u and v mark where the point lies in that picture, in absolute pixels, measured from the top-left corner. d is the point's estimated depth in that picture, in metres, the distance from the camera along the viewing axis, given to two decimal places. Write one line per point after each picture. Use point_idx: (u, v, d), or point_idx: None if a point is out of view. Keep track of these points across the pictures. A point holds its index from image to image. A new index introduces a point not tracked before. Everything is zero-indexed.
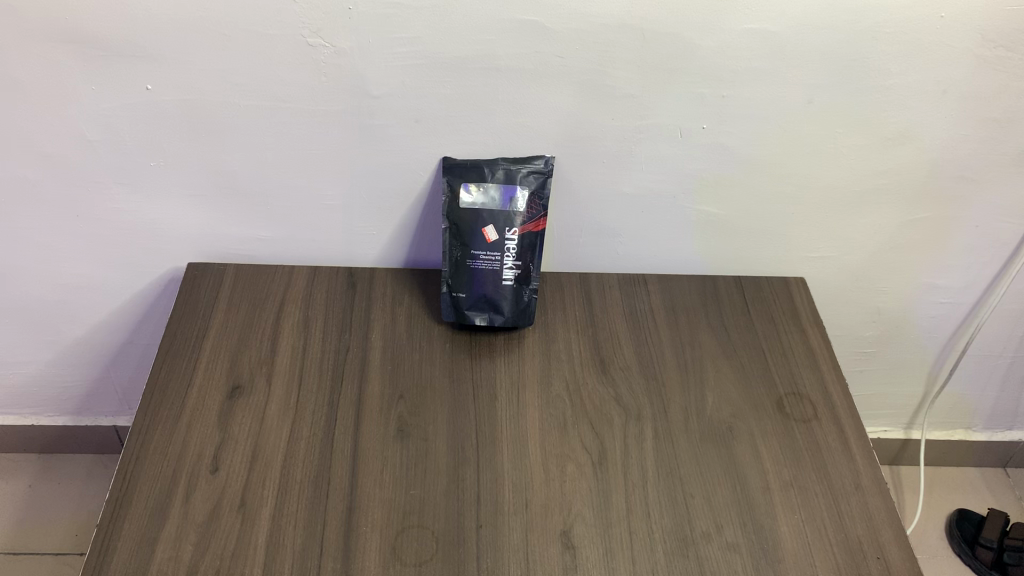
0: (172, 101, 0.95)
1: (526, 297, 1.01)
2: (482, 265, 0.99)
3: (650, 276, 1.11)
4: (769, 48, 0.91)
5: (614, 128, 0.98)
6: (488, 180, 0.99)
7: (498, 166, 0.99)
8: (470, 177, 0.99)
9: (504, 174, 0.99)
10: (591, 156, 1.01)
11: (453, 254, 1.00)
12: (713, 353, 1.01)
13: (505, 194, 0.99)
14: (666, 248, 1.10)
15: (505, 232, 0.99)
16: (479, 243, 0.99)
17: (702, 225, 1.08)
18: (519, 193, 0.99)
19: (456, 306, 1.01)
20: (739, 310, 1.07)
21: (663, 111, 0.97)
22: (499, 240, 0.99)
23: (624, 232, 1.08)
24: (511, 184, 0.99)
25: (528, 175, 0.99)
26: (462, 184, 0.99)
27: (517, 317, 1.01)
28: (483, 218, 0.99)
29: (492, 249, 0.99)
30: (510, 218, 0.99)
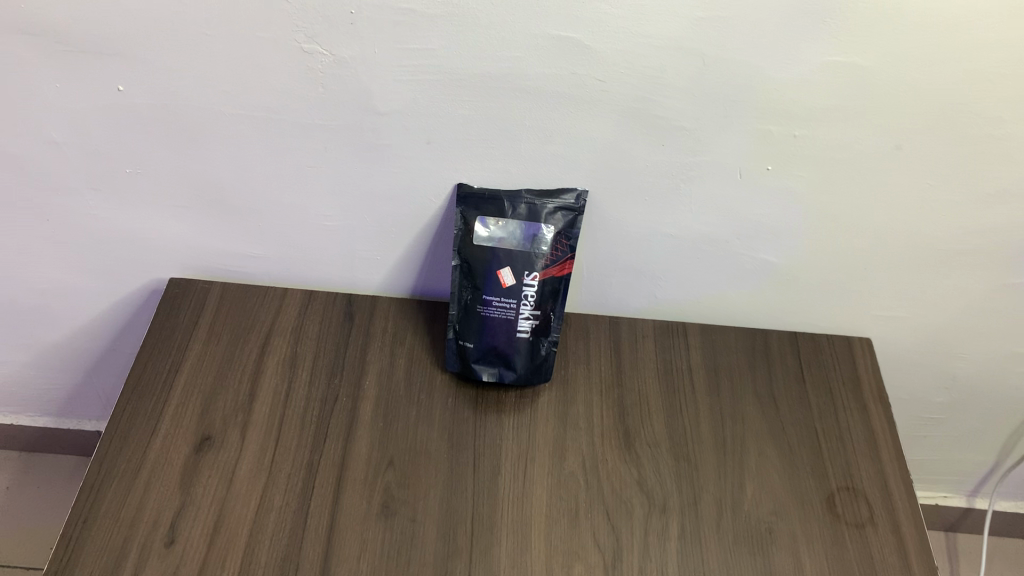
0: (146, 104, 0.81)
1: (544, 352, 0.88)
2: (494, 314, 0.85)
3: (690, 325, 0.96)
4: (857, 85, 0.75)
5: (661, 163, 0.83)
6: (507, 212, 0.85)
7: (520, 199, 0.85)
8: (488, 209, 0.85)
9: (527, 208, 0.85)
10: (632, 191, 0.86)
11: (463, 297, 0.87)
12: (758, 432, 0.87)
13: (527, 230, 0.85)
14: (712, 296, 0.95)
15: (523, 276, 0.85)
16: (493, 286, 0.85)
17: (756, 275, 0.92)
18: (543, 231, 0.85)
19: (461, 358, 0.87)
20: (792, 376, 0.92)
21: (721, 147, 0.81)
22: (516, 286, 0.85)
23: (664, 276, 0.93)
24: (534, 219, 0.85)
25: (555, 211, 0.85)
26: (478, 215, 0.86)
27: (531, 376, 0.88)
28: (499, 257, 0.85)
29: (507, 296, 0.85)
30: (530, 260, 0.85)
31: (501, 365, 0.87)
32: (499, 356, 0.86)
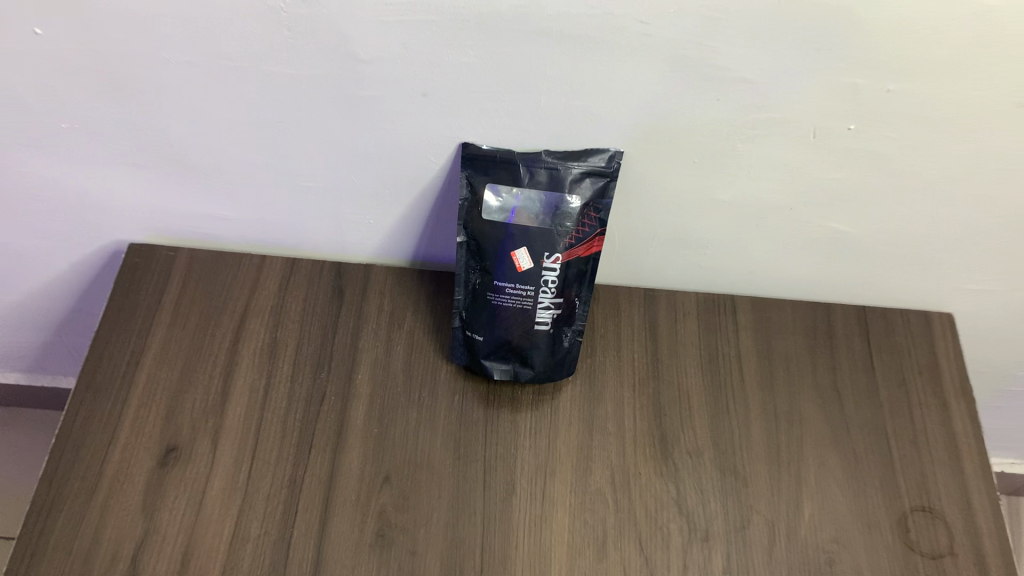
0: (69, 51, 0.65)
1: (567, 344, 0.74)
2: (508, 304, 0.71)
3: (740, 298, 0.82)
4: (978, 29, 0.57)
5: (715, 119, 0.66)
6: (524, 180, 0.69)
7: (540, 163, 0.69)
8: (499, 176, 0.70)
9: (548, 175, 0.69)
10: (676, 151, 0.70)
11: (471, 281, 0.73)
12: (818, 436, 0.74)
13: (548, 202, 0.69)
14: (768, 266, 0.80)
15: (543, 258, 0.70)
16: (506, 270, 0.70)
17: (823, 244, 0.77)
18: (568, 202, 0.69)
19: (468, 351, 0.74)
20: (860, 363, 0.78)
21: (792, 103, 0.64)
22: (534, 271, 0.70)
23: (710, 242, 0.78)
24: (556, 189, 0.69)
25: (582, 178, 0.69)
26: (487, 182, 0.70)
27: (552, 371, 0.74)
28: (513, 236, 0.70)
29: (523, 283, 0.71)
30: (551, 240, 0.70)
31: (517, 360, 0.74)
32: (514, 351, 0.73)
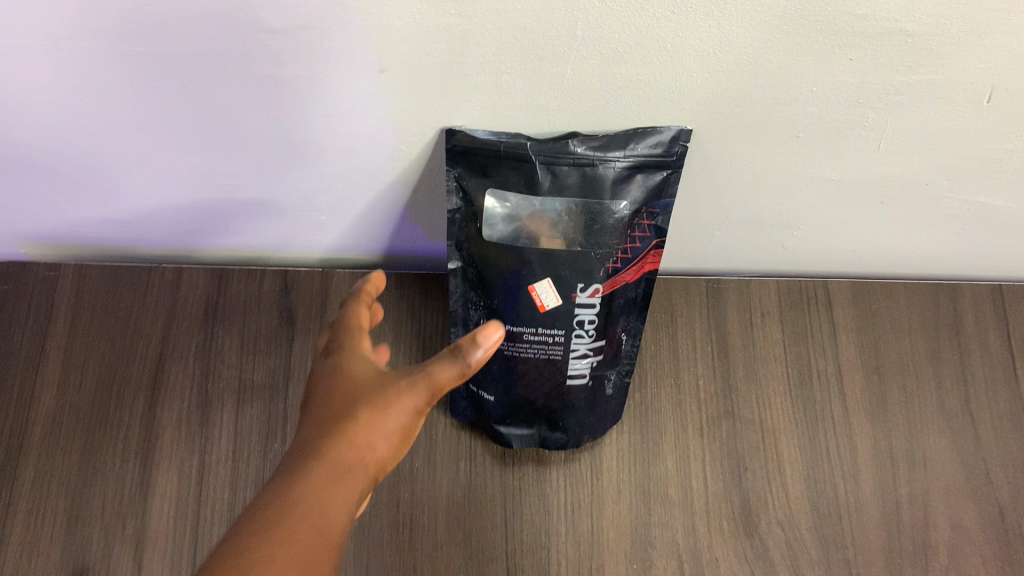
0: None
1: (610, 391, 0.55)
2: (529, 354, 0.52)
3: (837, 283, 0.59)
4: None
5: (838, 86, 0.42)
6: (543, 182, 0.47)
7: (565, 157, 0.46)
8: (507, 178, 0.47)
9: (579, 173, 0.47)
10: (775, 126, 0.45)
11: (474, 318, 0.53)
12: (949, 485, 0.56)
13: (580, 212, 0.48)
14: (879, 245, 0.57)
15: (575, 293, 0.50)
16: (524, 312, 0.51)
17: (965, 221, 0.54)
18: (608, 210, 0.48)
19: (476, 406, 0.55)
20: (1000, 371, 0.58)
21: (968, 61, 0.40)
22: (562, 311, 0.50)
23: (802, 223, 0.55)
24: (592, 193, 0.48)
25: (630, 174, 0.47)
26: (489, 188, 0.48)
27: (590, 430, 0.55)
28: (532, 264, 0.49)
29: (549, 326, 0.51)
30: (588, 268, 0.49)
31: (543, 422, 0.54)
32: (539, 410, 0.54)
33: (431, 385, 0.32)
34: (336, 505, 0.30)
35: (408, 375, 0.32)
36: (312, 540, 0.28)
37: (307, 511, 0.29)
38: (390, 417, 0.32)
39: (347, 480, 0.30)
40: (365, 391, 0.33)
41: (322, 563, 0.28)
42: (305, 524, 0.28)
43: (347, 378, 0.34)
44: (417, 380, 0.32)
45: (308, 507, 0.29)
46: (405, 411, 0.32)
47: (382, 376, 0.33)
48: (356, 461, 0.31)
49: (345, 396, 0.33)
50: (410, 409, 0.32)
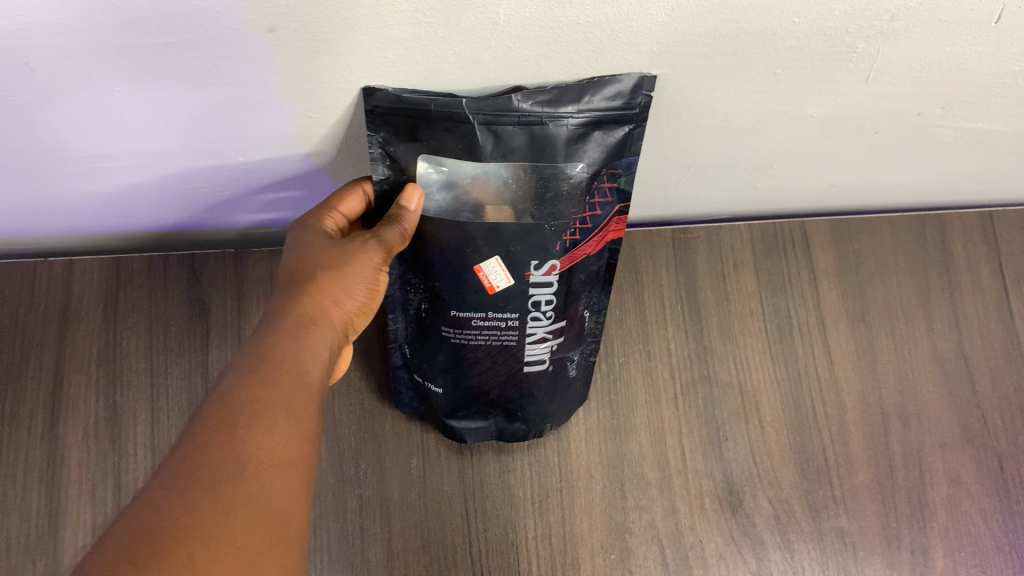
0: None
1: (575, 371, 0.48)
2: (479, 342, 0.44)
3: (814, 222, 0.54)
4: None
5: (826, 15, 0.35)
6: (484, 146, 0.37)
7: (508, 116, 0.36)
8: (442, 141, 0.38)
9: (526, 133, 0.37)
10: (749, 63, 0.38)
11: (413, 305, 0.45)
12: (945, 436, 0.51)
13: (532, 177, 0.39)
14: (862, 179, 0.51)
15: (529, 272, 0.42)
16: (469, 296, 0.43)
17: (958, 147, 0.48)
18: (563, 174, 0.39)
19: (424, 399, 0.48)
20: (993, 306, 0.53)
21: None
22: (516, 292, 0.42)
23: (778, 163, 0.48)
24: (543, 156, 0.38)
25: (587, 132, 0.38)
26: (420, 153, 0.38)
27: (554, 415, 0.49)
28: (477, 241, 0.40)
29: (501, 310, 0.43)
30: (542, 242, 0.41)
31: (501, 411, 0.48)
32: (495, 402, 0.47)
33: (384, 247, 0.38)
34: (316, 352, 0.33)
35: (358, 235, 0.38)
36: (298, 390, 0.31)
37: (288, 365, 0.31)
38: (350, 278, 0.37)
39: (327, 317, 0.36)
40: (319, 263, 0.37)
41: (311, 408, 0.31)
42: (285, 375, 0.31)
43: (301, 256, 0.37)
44: (367, 243, 0.38)
45: (286, 365, 0.31)
46: (362, 274, 0.37)
47: (329, 249, 0.37)
48: (329, 302, 0.36)
49: (300, 270, 0.37)
50: (370, 269, 0.38)
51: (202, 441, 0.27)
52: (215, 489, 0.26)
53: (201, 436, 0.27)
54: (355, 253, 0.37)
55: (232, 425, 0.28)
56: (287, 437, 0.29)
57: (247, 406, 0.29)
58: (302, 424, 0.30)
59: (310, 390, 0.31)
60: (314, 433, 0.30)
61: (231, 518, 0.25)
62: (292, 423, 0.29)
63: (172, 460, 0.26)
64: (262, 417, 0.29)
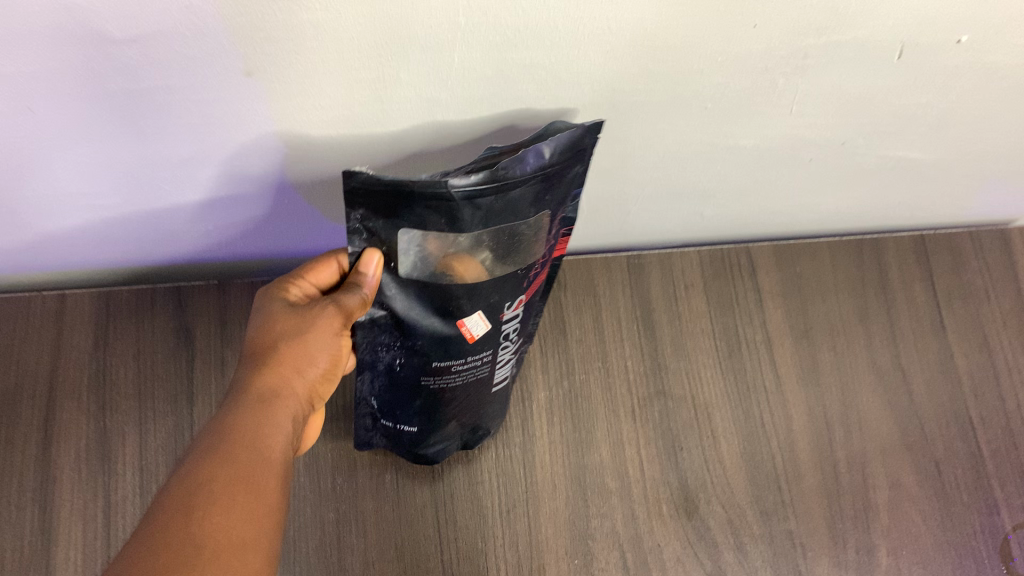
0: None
1: (516, 375, 0.51)
2: (458, 382, 0.44)
3: (759, 248, 0.58)
4: None
5: (746, 57, 0.39)
6: (462, 216, 0.34)
7: (491, 187, 0.33)
8: (424, 218, 0.34)
9: (508, 198, 0.34)
10: (684, 99, 0.42)
11: (384, 362, 0.43)
12: (886, 442, 0.55)
13: (505, 232, 0.37)
14: (799, 207, 0.56)
15: (506, 313, 0.41)
16: (450, 348, 0.41)
17: (882, 175, 0.53)
18: (541, 221, 0.37)
19: (398, 436, 0.49)
20: (926, 323, 0.58)
21: (877, 22, 0.37)
22: (491, 335, 0.42)
23: (721, 193, 0.53)
24: (516, 212, 0.35)
25: (555, 178, 0.36)
26: (400, 229, 0.35)
27: (505, 416, 0.52)
28: (459, 300, 0.38)
29: (478, 352, 0.43)
30: (514, 286, 0.39)
31: (466, 429, 0.51)
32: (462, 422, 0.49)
33: (344, 317, 0.37)
34: (274, 432, 0.34)
35: (317, 305, 0.38)
36: (254, 470, 0.32)
37: (249, 449, 0.33)
38: (313, 350, 0.38)
39: (291, 392, 0.37)
40: (281, 337, 0.37)
41: (267, 482, 0.32)
42: (242, 455, 0.32)
43: (265, 327, 0.38)
44: (327, 312, 0.37)
45: (246, 449, 0.33)
46: (323, 346, 0.38)
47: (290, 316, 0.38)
48: (292, 375, 0.37)
49: (262, 344, 0.37)
50: (332, 337, 0.38)
51: (160, 527, 0.29)
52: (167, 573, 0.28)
53: (159, 523, 0.29)
54: (315, 329, 0.37)
55: (189, 513, 0.30)
56: (243, 521, 0.30)
57: (203, 491, 0.30)
58: (259, 503, 0.31)
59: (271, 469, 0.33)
60: (271, 515, 0.32)
61: None
62: (247, 502, 0.31)
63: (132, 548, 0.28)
64: (219, 506, 0.30)
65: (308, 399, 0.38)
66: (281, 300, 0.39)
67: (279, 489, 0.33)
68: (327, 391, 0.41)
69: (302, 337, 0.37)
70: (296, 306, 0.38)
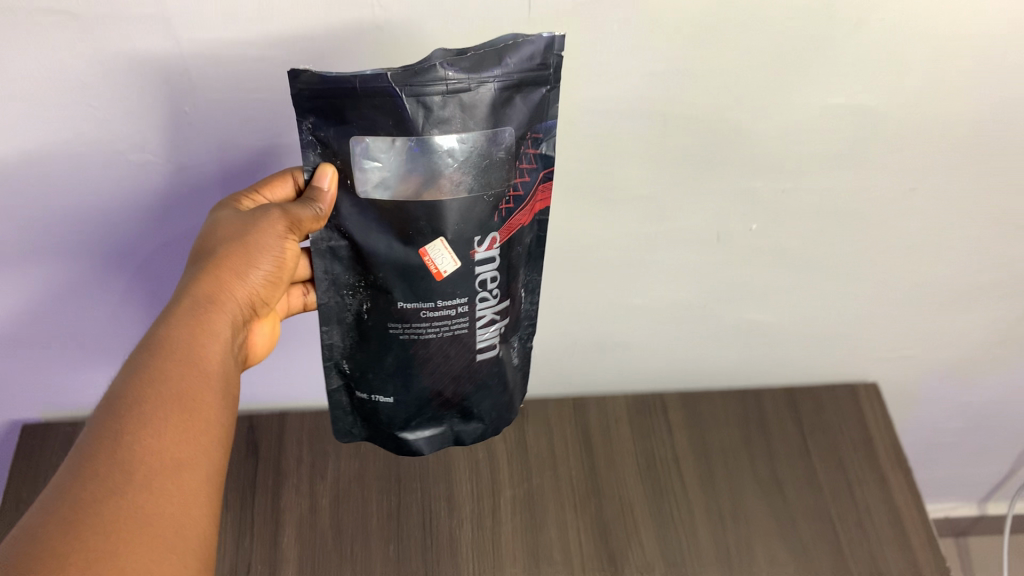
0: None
1: (517, 359, 0.55)
2: (431, 335, 0.50)
3: (670, 397, 0.81)
4: (862, 127, 0.58)
5: (620, 236, 0.65)
6: (416, 120, 0.42)
7: (434, 81, 0.42)
8: (372, 120, 0.43)
9: (454, 102, 0.42)
10: (588, 269, 0.68)
11: (352, 310, 0.50)
12: (767, 530, 0.72)
13: (468, 149, 0.43)
14: (691, 362, 0.79)
15: (476, 249, 0.47)
16: (418, 281, 0.47)
17: (742, 335, 0.77)
18: (495, 136, 0.44)
19: (379, 414, 0.54)
20: (797, 450, 0.77)
21: (691, 213, 0.64)
22: (462, 276, 0.47)
23: (632, 348, 0.77)
24: (472, 124, 0.43)
25: (510, 96, 0.43)
26: (349, 135, 0.44)
27: (504, 412, 0.56)
28: (417, 223, 0.45)
29: (450, 297, 0.48)
30: (483, 218, 0.46)
31: (455, 415, 0.55)
32: (449, 401, 0.54)
33: (289, 223, 0.47)
34: (207, 342, 0.45)
35: (267, 215, 0.49)
36: (183, 393, 0.42)
37: (189, 364, 0.44)
38: (252, 260, 0.48)
39: (223, 304, 0.47)
40: (225, 252, 0.48)
41: (191, 407, 0.42)
42: (173, 383, 0.42)
43: (217, 238, 0.49)
44: (273, 222, 0.48)
45: (182, 365, 0.43)
46: (266, 250, 0.48)
47: (240, 237, 0.48)
48: (230, 288, 0.47)
49: (212, 254, 0.48)
50: (274, 243, 0.48)
51: (99, 447, 0.39)
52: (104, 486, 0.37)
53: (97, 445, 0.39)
54: (261, 235, 0.48)
55: (122, 429, 0.39)
56: (179, 434, 0.41)
57: (135, 418, 0.40)
58: (186, 422, 0.42)
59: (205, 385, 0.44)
60: (200, 419, 0.43)
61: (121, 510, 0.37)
62: (174, 426, 0.41)
63: (77, 461, 0.38)
64: (151, 416, 0.41)
65: (245, 303, 0.49)
66: (235, 219, 0.50)
67: (212, 396, 0.44)
68: (275, 296, 0.52)
69: (250, 245, 0.48)
70: (251, 215, 0.49)
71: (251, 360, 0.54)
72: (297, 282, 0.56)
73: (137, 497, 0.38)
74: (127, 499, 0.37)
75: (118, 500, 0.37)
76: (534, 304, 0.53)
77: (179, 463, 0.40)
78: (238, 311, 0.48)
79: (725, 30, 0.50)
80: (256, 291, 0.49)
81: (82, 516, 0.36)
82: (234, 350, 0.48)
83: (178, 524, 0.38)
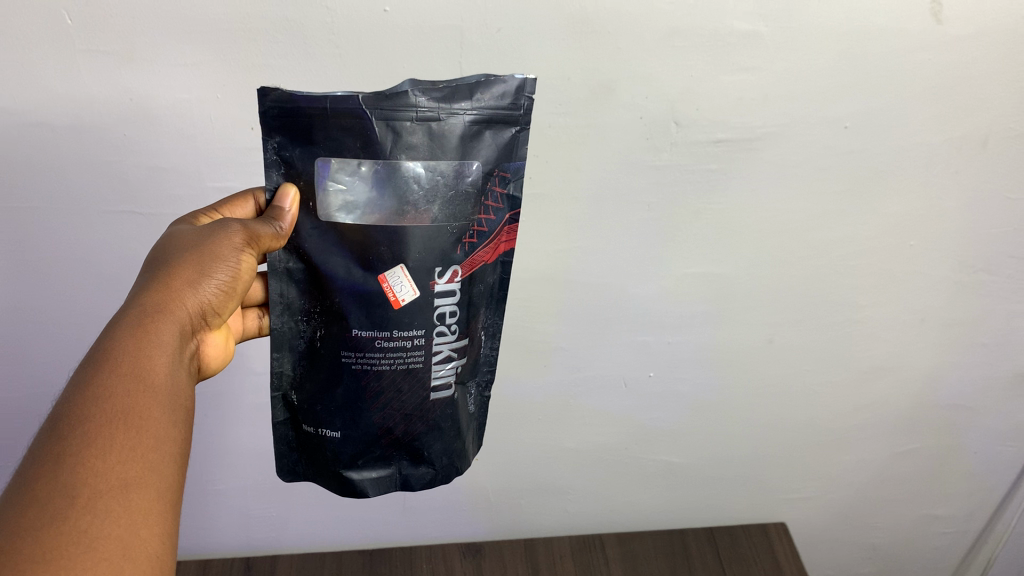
0: (36, 377, 0.78)
1: (473, 406, 0.57)
2: (384, 366, 0.51)
3: (608, 538, 0.96)
4: (720, 292, 0.79)
5: (548, 384, 0.84)
6: (385, 143, 0.46)
7: (408, 108, 0.46)
8: (339, 142, 0.47)
9: (424, 130, 0.47)
10: (527, 415, 0.86)
11: (306, 337, 0.52)
12: None
13: (434, 176, 0.47)
14: (622, 502, 0.96)
15: (434, 279, 0.50)
16: (373, 307, 0.50)
17: (661, 476, 0.94)
18: (461, 168, 0.48)
19: (324, 449, 0.54)
20: None
21: (602, 363, 0.83)
22: (421, 306, 0.50)
23: (573, 489, 0.94)
24: (440, 153, 0.47)
25: (479, 130, 0.48)
26: (315, 157, 0.47)
27: (453, 459, 0.57)
28: (378, 249, 0.48)
29: (408, 328, 0.51)
30: (444, 249, 0.49)
31: (404, 456, 0.55)
32: (398, 441, 0.54)
33: (247, 238, 0.49)
34: (158, 354, 0.42)
35: (225, 229, 0.50)
36: (129, 411, 0.39)
37: (138, 378, 0.40)
38: (206, 268, 0.48)
39: (172, 314, 0.45)
40: (179, 263, 0.48)
41: (141, 425, 0.39)
42: (118, 402, 0.39)
43: (171, 250, 0.49)
44: (232, 235, 0.49)
45: (130, 378, 0.40)
46: (222, 260, 0.49)
47: (196, 252, 0.49)
48: (182, 296, 0.46)
49: (166, 263, 0.48)
50: (230, 254, 0.49)
51: (33, 474, 0.35)
52: (42, 512, 0.33)
53: (30, 475, 0.35)
54: (217, 245, 0.49)
55: (59, 453, 0.36)
56: (125, 451, 0.37)
57: (74, 442, 0.36)
58: (133, 440, 0.38)
59: (153, 399, 0.40)
60: (151, 434, 0.39)
61: (59, 537, 0.33)
62: (121, 447, 0.37)
63: (12, 492, 0.34)
64: (93, 438, 0.37)
65: (196, 313, 0.48)
66: (193, 233, 0.51)
67: (164, 411, 0.41)
68: (228, 308, 0.51)
69: (205, 254, 0.48)
70: (210, 229, 0.51)
71: (205, 371, 0.51)
72: (252, 304, 0.59)
73: (81, 520, 0.34)
74: (69, 521, 0.34)
75: (60, 524, 0.33)
76: (495, 350, 0.57)
77: (129, 482, 0.36)
78: (190, 321, 0.47)
79: (601, 217, 0.73)
80: (210, 300, 0.48)
81: (16, 546, 0.32)
82: (185, 363, 0.45)
83: (126, 544, 0.35)
